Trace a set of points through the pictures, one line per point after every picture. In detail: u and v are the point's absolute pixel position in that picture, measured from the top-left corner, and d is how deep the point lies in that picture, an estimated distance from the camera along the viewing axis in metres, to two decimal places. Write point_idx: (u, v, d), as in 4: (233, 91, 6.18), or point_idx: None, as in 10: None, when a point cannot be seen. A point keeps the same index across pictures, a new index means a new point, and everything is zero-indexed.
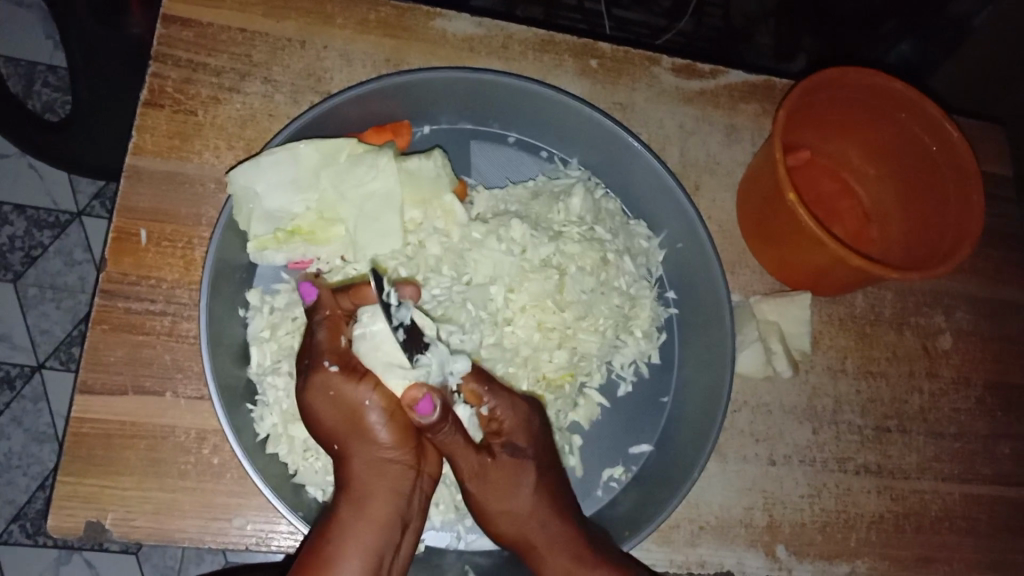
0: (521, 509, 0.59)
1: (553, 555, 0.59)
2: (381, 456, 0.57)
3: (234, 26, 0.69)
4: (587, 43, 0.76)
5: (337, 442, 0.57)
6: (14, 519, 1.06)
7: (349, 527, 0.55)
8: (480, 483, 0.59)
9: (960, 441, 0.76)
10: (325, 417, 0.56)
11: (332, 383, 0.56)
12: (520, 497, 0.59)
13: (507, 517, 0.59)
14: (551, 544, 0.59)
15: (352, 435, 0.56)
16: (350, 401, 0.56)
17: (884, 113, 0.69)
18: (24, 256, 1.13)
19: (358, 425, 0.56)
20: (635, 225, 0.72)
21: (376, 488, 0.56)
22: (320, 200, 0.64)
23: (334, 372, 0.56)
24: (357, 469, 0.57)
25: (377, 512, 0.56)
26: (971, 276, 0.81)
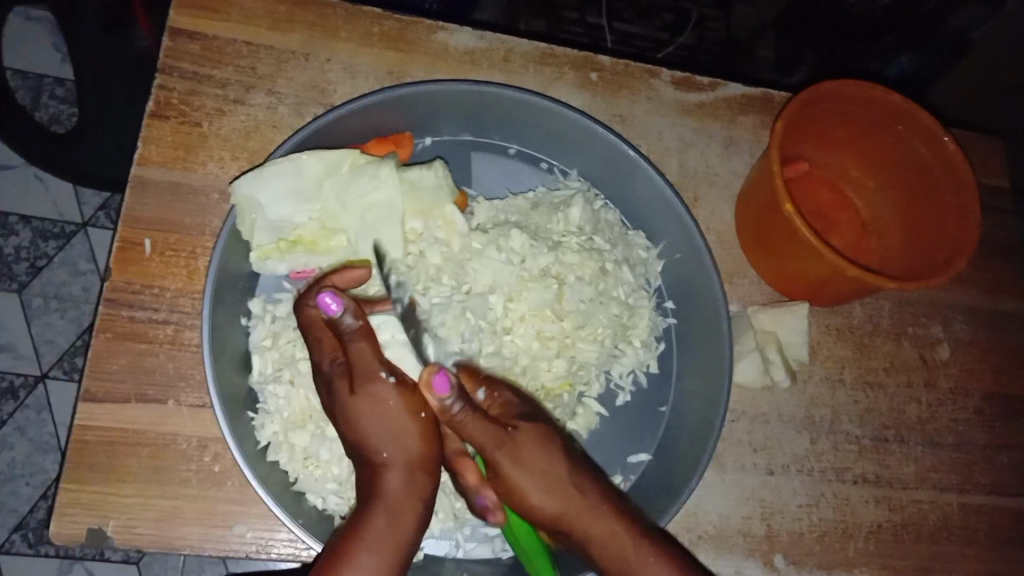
0: (556, 479, 0.56)
1: (595, 524, 0.56)
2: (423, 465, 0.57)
3: (239, 40, 0.70)
4: (587, 56, 0.77)
5: (381, 453, 0.56)
6: (16, 528, 1.06)
7: (381, 533, 0.54)
8: (509, 455, 0.56)
9: (959, 451, 0.76)
10: (370, 427, 0.56)
11: (386, 395, 0.57)
12: (551, 466, 0.56)
13: (542, 490, 0.56)
14: (589, 512, 0.56)
15: (400, 444, 0.56)
16: (403, 414, 0.57)
17: (880, 124, 0.70)
18: (29, 267, 1.14)
19: (404, 437, 0.56)
20: (633, 235, 0.73)
21: (408, 499, 0.56)
22: (322, 211, 0.65)
23: (389, 384, 0.57)
24: (393, 476, 0.56)
25: (408, 520, 0.55)
26: (969, 287, 0.81)
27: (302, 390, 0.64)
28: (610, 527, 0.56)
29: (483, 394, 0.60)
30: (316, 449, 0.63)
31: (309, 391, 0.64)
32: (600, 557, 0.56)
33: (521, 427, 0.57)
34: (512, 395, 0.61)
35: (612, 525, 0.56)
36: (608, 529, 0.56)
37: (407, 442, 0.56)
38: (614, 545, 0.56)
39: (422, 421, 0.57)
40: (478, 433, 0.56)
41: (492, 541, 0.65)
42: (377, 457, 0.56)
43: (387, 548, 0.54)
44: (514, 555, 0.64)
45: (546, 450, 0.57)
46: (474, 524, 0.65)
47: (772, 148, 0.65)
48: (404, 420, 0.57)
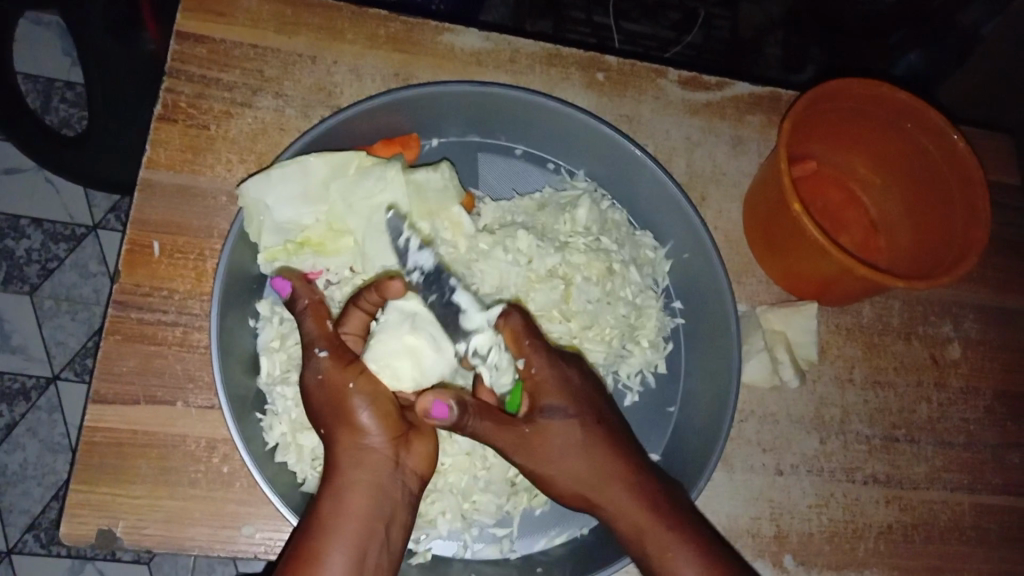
0: (576, 473, 0.56)
1: (616, 512, 0.57)
2: (365, 444, 0.54)
3: (247, 43, 0.70)
4: (594, 56, 0.77)
5: (322, 428, 0.55)
6: (29, 529, 1.07)
7: (330, 521, 0.52)
8: (529, 447, 0.56)
9: (970, 451, 0.76)
10: (312, 401, 0.55)
11: (319, 369, 0.55)
12: (573, 455, 0.56)
13: (565, 479, 0.57)
14: (609, 503, 0.57)
15: (337, 416, 0.54)
16: (337, 386, 0.55)
17: (890, 122, 0.70)
18: (40, 269, 1.15)
19: (341, 409, 0.54)
20: (641, 235, 0.73)
21: (355, 481, 0.53)
22: (329, 212, 0.65)
23: (322, 359, 0.55)
24: (340, 457, 0.54)
25: (359, 503, 0.53)
26: (980, 286, 0.80)
27: None
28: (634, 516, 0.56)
29: (522, 364, 0.58)
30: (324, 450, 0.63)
31: None
32: (626, 541, 0.57)
33: (540, 417, 0.56)
34: (551, 372, 0.57)
35: (634, 511, 0.56)
36: (631, 517, 0.56)
37: (346, 416, 0.54)
38: (637, 537, 0.56)
39: (353, 390, 0.55)
40: (498, 432, 0.55)
41: (500, 542, 0.65)
42: (321, 432, 0.56)
43: (340, 535, 0.52)
44: (522, 555, 0.65)
45: (567, 443, 0.56)
46: (482, 525, 0.65)
47: (779, 146, 0.64)
48: (338, 393, 0.54)
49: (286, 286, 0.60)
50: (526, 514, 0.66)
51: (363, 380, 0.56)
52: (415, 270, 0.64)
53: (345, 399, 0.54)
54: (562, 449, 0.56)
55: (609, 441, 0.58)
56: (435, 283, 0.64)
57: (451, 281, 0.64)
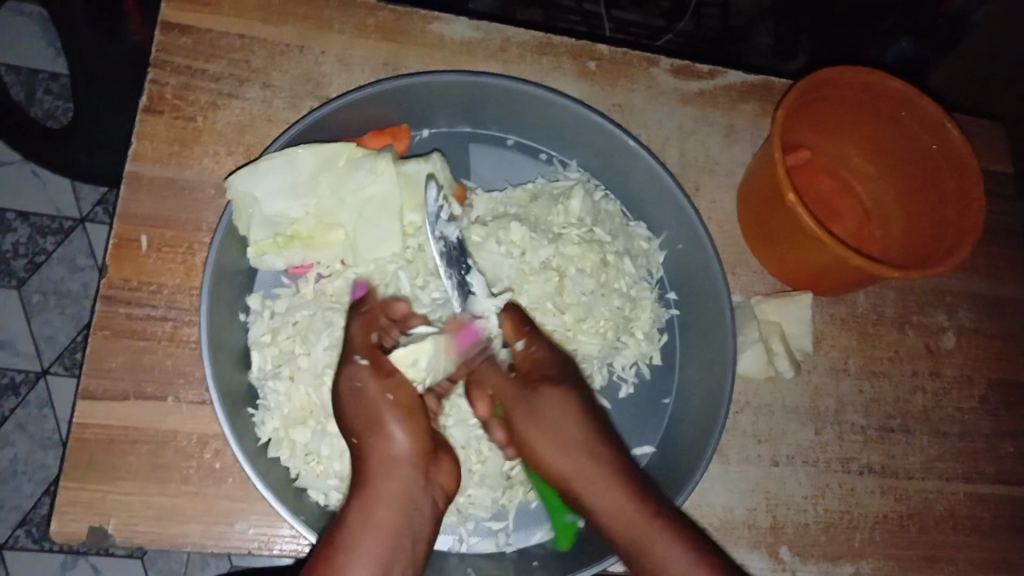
0: (569, 445, 0.60)
1: (603, 495, 0.58)
2: (396, 456, 0.57)
3: (233, 32, 0.69)
4: (585, 45, 0.76)
5: (355, 436, 0.58)
6: (20, 525, 1.06)
7: (360, 530, 0.54)
8: (527, 410, 0.61)
9: (964, 440, 0.76)
10: (346, 409, 0.58)
11: (357, 376, 0.58)
12: (565, 436, 0.60)
13: (557, 452, 0.60)
14: (599, 486, 0.59)
15: (372, 427, 0.57)
16: (371, 397, 0.58)
17: (884, 110, 0.69)
18: (27, 263, 1.13)
19: (376, 421, 0.57)
20: (635, 226, 0.72)
21: (386, 492, 0.56)
22: (319, 205, 0.65)
23: (363, 365, 0.58)
24: (372, 468, 0.57)
25: (388, 514, 0.55)
26: (973, 275, 0.80)
27: (302, 386, 0.63)
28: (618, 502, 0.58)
29: (521, 344, 0.63)
30: (317, 445, 0.63)
31: (310, 387, 0.63)
32: (610, 528, 0.58)
33: (538, 389, 0.62)
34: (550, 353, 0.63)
35: (617, 502, 0.58)
36: (618, 500, 0.58)
37: (382, 428, 0.57)
38: (621, 520, 0.58)
39: (390, 401, 0.58)
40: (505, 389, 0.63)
41: (496, 535, 0.64)
42: (352, 440, 0.58)
43: (368, 544, 0.54)
44: (519, 549, 0.64)
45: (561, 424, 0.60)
46: (477, 519, 0.65)
47: (774, 136, 0.64)
48: (375, 406, 0.58)
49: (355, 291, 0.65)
50: (522, 507, 0.66)
51: (404, 391, 0.59)
52: (441, 239, 0.65)
53: (382, 411, 0.57)
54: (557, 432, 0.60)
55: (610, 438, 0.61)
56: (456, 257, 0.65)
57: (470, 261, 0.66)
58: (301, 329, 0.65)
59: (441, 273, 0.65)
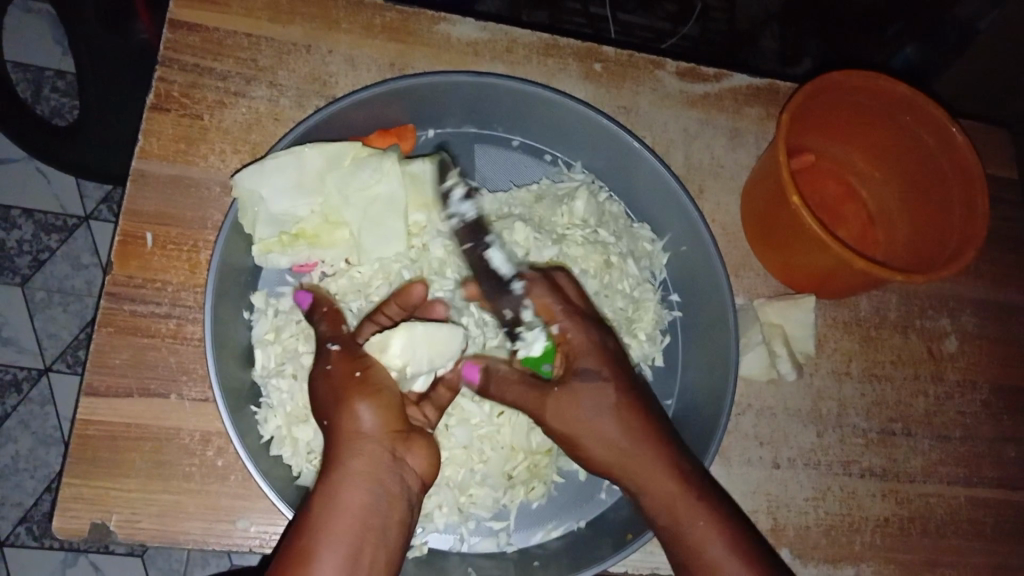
0: (608, 435, 0.57)
1: (649, 480, 0.56)
2: (362, 433, 0.53)
3: (241, 31, 0.70)
4: (591, 47, 0.77)
5: (327, 416, 0.55)
6: (21, 522, 1.06)
7: (325, 514, 0.51)
8: (558, 398, 0.58)
9: (966, 444, 0.76)
10: (319, 392, 0.56)
11: (327, 360, 0.57)
12: (602, 430, 0.57)
13: (597, 441, 0.57)
14: (642, 472, 0.56)
15: (340, 404, 0.54)
16: (340, 377, 0.55)
17: (889, 114, 0.69)
18: (31, 260, 1.14)
19: (343, 399, 0.54)
20: (639, 228, 0.73)
21: (351, 471, 0.52)
22: (324, 203, 0.65)
23: (333, 351, 0.57)
24: (339, 447, 0.53)
25: (353, 496, 0.51)
26: (976, 280, 0.80)
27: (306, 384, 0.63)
28: (657, 492, 0.56)
29: (557, 329, 0.60)
30: (320, 443, 0.63)
31: None
32: (651, 513, 0.57)
33: (570, 381, 0.58)
34: (586, 339, 0.59)
35: (654, 491, 0.56)
36: (663, 487, 0.56)
37: (349, 405, 0.54)
38: (666, 506, 0.56)
39: (358, 379, 0.55)
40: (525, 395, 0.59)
41: (497, 535, 0.65)
42: (326, 422, 0.55)
43: (334, 530, 0.50)
44: (519, 549, 0.64)
45: (592, 419, 0.57)
46: (478, 518, 0.65)
47: (779, 139, 0.64)
48: (343, 384, 0.55)
49: (307, 299, 0.63)
50: (523, 507, 0.66)
51: (373, 373, 0.56)
52: (456, 216, 0.67)
53: (348, 390, 0.55)
54: (588, 424, 0.57)
55: (648, 426, 0.58)
56: (479, 232, 0.67)
57: (487, 238, 0.67)
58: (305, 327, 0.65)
59: (460, 246, 0.67)
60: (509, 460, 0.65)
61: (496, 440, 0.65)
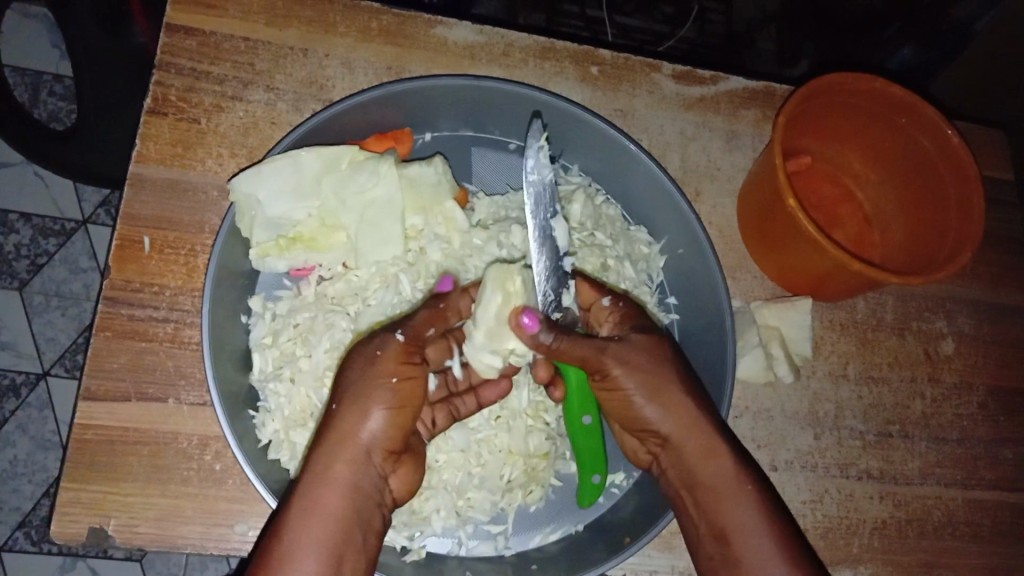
0: (660, 386, 0.58)
1: (691, 434, 0.57)
2: (362, 439, 0.53)
3: (238, 35, 0.70)
4: (587, 50, 0.77)
5: (335, 402, 0.55)
6: (19, 527, 1.06)
7: (306, 511, 0.51)
8: (618, 352, 0.58)
9: (962, 446, 0.76)
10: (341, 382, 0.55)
11: (384, 346, 0.56)
12: (663, 388, 0.58)
13: (648, 396, 0.58)
14: (686, 426, 0.58)
15: (354, 400, 0.54)
16: (371, 370, 0.55)
17: (884, 116, 0.69)
18: (30, 264, 1.14)
19: (358, 396, 0.54)
20: (635, 230, 0.72)
21: (338, 476, 0.52)
22: (321, 207, 0.65)
23: (394, 340, 0.57)
24: (333, 445, 0.53)
25: (335, 501, 0.52)
26: (973, 282, 0.80)
27: (303, 388, 0.63)
28: (700, 462, 0.57)
29: (608, 301, 0.63)
30: None
31: (311, 388, 0.63)
32: (693, 473, 0.57)
33: (626, 334, 0.60)
34: (636, 308, 0.63)
35: (699, 459, 0.57)
36: (703, 441, 0.57)
37: (362, 404, 0.54)
38: (706, 461, 0.57)
39: (393, 386, 0.55)
40: (581, 349, 0.58)
41: (495, 538, 0.65)
42: (331, 408, 0.55)
43: (309, 529, 0.50)
44: (517, 552, 0.64)
45: (657, 374, 0.58)
46: (477, 522, 0.65)
47: (773, 141, 0.64)
48: (372, 379, 0.55)
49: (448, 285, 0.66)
50: (521, 511, 0.66)
51: (411, 385, 0.56)
52: (534, 179, 0.62)
53: (372, 389, 0.54)
54: (650, 382, 0.58)
55: (697, 395, 0.59)
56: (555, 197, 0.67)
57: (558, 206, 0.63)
58: (302, 331, 0.65)
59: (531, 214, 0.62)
60: (507, 464, 0.65)
61: (494, 443, 0.66)
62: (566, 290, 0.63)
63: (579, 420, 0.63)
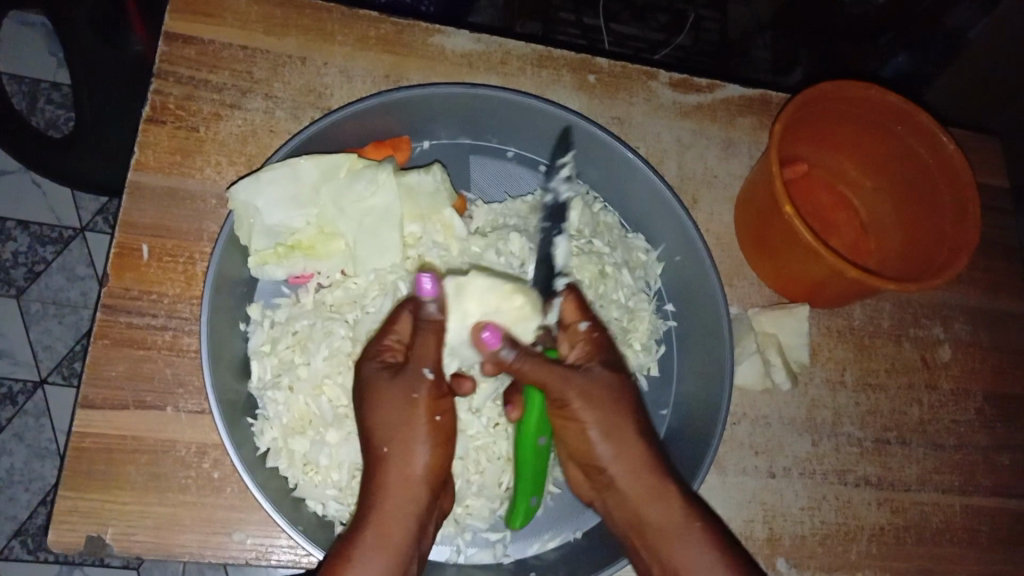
0: (613, 428, 0.58)
1: (633, 480, 0.58)
2: (414, 472, 0.55)
3: (236, 44, 0.70)
4: (585, 59, 0.77)
5: (385, 444, 0.56)
6: (15, 535, 1.06)
7: (374, 543, 0.53)
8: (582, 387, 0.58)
9: (960, 452, 0.76)
10: (381, 419, 0.56)
11: (416, 387, 0.56)
12: (622, 430, 0.58)
13: (601, 436, 0.58)
14: (630, 472, 0.58)
15: (404, 441, 0.55)
16: (420, 412, 0.56)
17: (880, 125, 0.70)
18: (26, 272, 1.14)
19: (409, 438, 0.55)
20: (633, 238, 0.73)
21: (400, 509, 0.55)
22: (320, 215, 0.65)
23: (427, 380, 0.56)
24: (390, 484, 0.55)
25: (398, 533, 0.54)
26: (969, 288, 0.81)
27: (301, 396, 0.63)
28: (648, 505, 0.58)
29: (584, 326, 0.61)
30: (315, 455, 0.62)
31: (309, 397, 0.63)
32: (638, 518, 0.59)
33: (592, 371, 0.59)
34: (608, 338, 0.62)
35: (644, 501, 0.58)
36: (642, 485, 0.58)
37: (409, 445, 0.55)
38: (651, 508, 0.58)
39: (434, 422, 0.56)
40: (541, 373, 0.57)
41: (494, 546, 0.64)
42: (381, 448, 0.56)
43: (378, 562, 0.53)
44: (515, 559, 0.64)
45: (612, 414, 0.58)
46: (475, 529, 0.65)
47: (770, 150, 0.65)
48: (415, 419, 0.56)
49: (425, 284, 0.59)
50: None
51: (447, 418, 0.58)
52: (552, 193, 0.71)
53: (417, 426, 0.56)
54: (608, 421, 0.58)
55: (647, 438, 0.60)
56: (556, 215, 0.70)
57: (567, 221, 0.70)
58: (301, 338, 0.65)
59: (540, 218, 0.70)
60: (505, 471, 0.65)
61: (491, 451, 0.65)
62: (552, 308, 0.64)
63: (536, 444, 0.62)
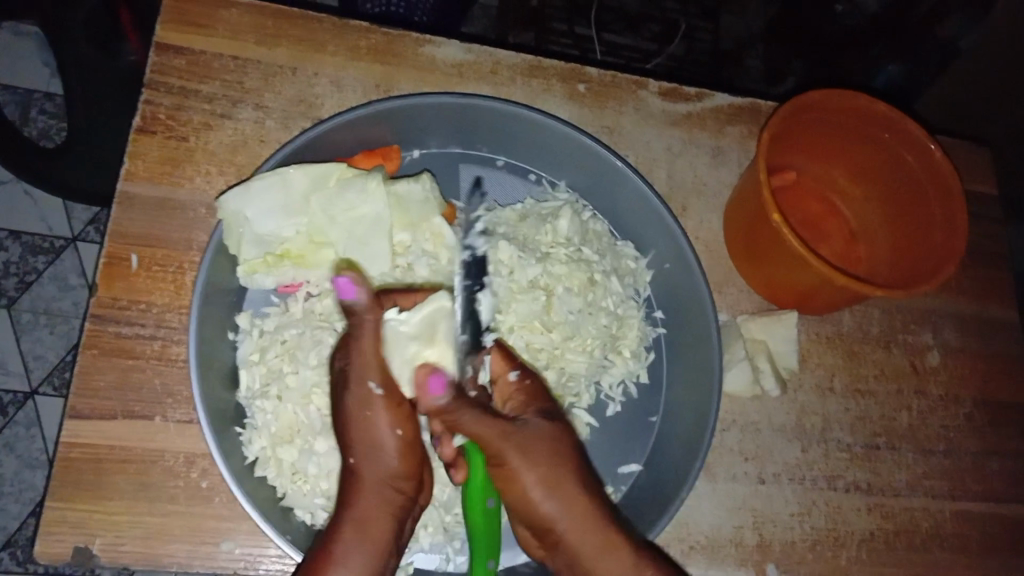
0: (552, 480, 0.55)
1: (583, 532, 0.55)
2: (387, 476, 0.55)
3: (226, 54, 0.70)
4: (575, 68, 0.78)
5: (352, 454, 0.55)
6: (3, 547, 1.05)
7: (353, 540, 0.53)
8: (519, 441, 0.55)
9: (949, 458, 0.76)
10: (345, 432, 0.55)
11: (370, 401, 0.54)
12: (560, 483, 0.55)
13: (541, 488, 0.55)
14: (575, 528, 0.55)
15: (370, 447, 0.55)
16: (381, 420, 0.54)
17: (868, 134, 0.70)
18: (18, 282, 1.13)
19: (376, 446, 0.55)
20: (622, 246, 0.73)
21: (375, 508, 0.54)
22: (310, 224, 0.65)
23: (377, 394, 0.54)
24: (364, 488, 0.55)
25: (379, 529, 0.54)
26: (957, 294, 0.81)
27: (289, 405, 0.63)
28: (598, 560, 0.55)
29: (515, 376, 0.60)
30: (304, 464, 0.62)
31: (298, 406, 0.63)
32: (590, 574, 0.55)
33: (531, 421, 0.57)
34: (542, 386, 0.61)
35: (594, 556, 0.55)
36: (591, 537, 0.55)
37: (375, 451, 0.55)
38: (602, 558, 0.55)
39: (396, 437, 0.55)
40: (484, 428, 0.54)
41: None
42: (349, 460, 0.56)
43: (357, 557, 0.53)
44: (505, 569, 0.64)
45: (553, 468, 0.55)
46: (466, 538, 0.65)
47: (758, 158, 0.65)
48: (377, 429, 0.54)
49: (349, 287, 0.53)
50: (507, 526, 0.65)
51: (410, 428, 0.56)
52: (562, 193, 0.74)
53: (380, 436, 0.54)
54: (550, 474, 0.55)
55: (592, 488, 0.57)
56: (476, 270, 0.67)
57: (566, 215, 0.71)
58: (290, 347, 0.65)
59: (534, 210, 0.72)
60: None
61: None
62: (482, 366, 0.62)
63: (485, 505, 0.59)
